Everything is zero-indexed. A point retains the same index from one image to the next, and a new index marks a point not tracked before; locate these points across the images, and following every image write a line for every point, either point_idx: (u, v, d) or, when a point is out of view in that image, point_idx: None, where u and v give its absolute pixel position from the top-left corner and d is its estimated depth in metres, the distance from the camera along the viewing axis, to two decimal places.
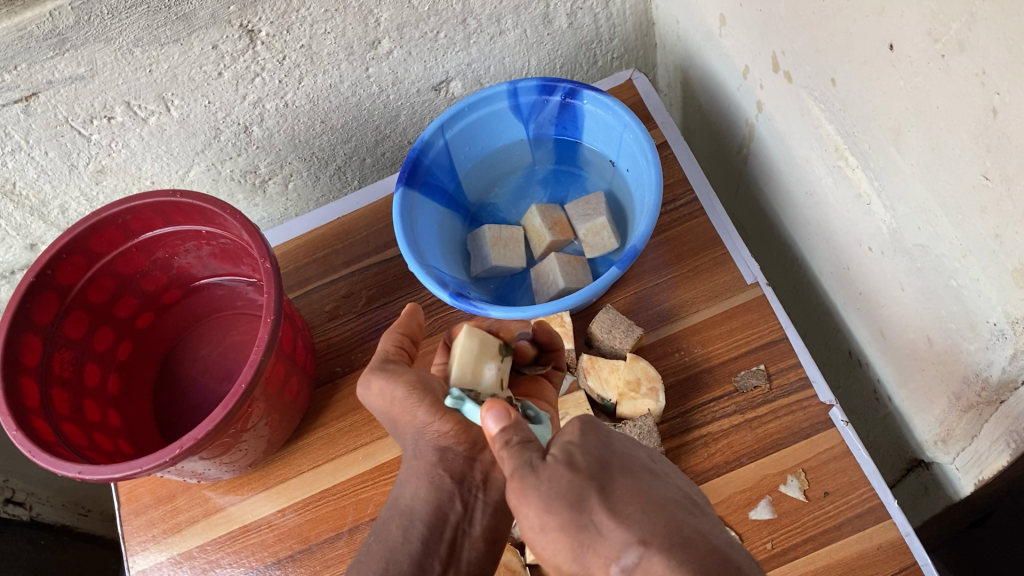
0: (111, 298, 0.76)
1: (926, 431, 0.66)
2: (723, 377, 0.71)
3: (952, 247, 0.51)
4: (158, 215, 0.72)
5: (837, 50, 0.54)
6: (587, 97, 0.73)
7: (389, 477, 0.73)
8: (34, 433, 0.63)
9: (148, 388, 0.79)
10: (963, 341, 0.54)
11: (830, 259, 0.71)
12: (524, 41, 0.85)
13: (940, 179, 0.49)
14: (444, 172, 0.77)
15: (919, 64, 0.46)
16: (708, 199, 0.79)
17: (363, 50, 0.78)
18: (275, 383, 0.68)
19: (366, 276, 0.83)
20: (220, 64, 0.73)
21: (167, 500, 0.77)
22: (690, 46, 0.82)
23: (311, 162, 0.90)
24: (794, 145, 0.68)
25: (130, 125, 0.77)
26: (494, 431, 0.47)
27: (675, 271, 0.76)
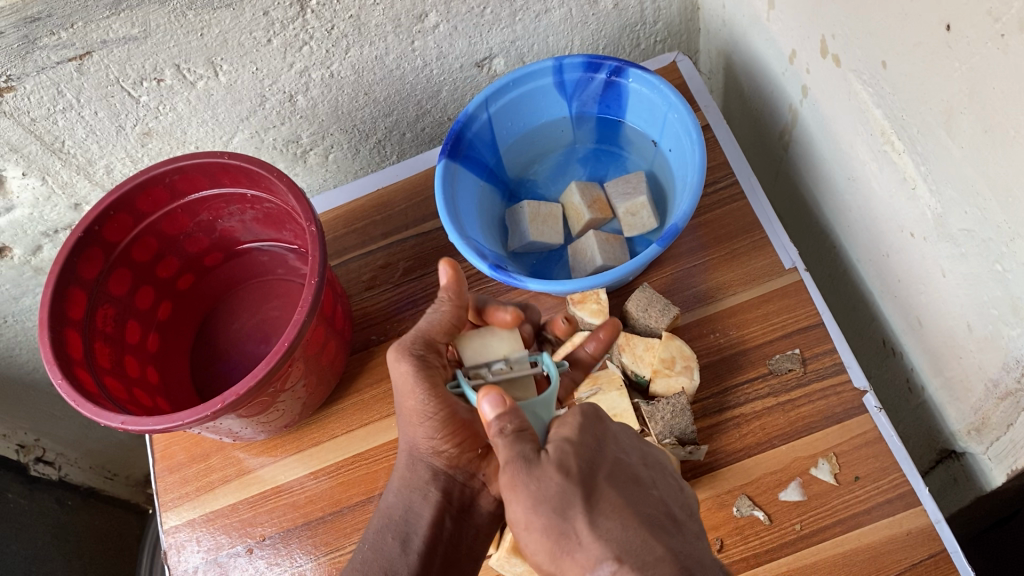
0: (154, 258, 0.77)
1: (959, 421, 0.66)
2: (758, 359, 0.71)
3: (999, 232, 0.51)
4: (204, 177, 0.73)
5: (890, 33, 0.55)
6: (632, 75, 0.73)
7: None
8: (78, 383, 0.65)
9: (185, 350, 0.80)
10: (1005, 326, 0.54)
11: (870, 246, 0.71)
12: (569, 21, 0.85)
13: (992, 162, 0.49)
14: (486, 147, 0.78)
15: (977, 44, 0.46)
16: (749, 183, 0.79)
17: (410, 23, 0.79)
18: (315, 345, 0.69)
19: (403, 249, 0.84)
20: (270, 31, 0.75)
21: (201, 460, 0.78)
22: (737, 30, 0.82)
23: (353, 134, 0.91)
24: (839, 130, 0.68)
25: (178, 88, 0.78)
26: (490, 415, 0.50)
27: (712, 253, 0.76)
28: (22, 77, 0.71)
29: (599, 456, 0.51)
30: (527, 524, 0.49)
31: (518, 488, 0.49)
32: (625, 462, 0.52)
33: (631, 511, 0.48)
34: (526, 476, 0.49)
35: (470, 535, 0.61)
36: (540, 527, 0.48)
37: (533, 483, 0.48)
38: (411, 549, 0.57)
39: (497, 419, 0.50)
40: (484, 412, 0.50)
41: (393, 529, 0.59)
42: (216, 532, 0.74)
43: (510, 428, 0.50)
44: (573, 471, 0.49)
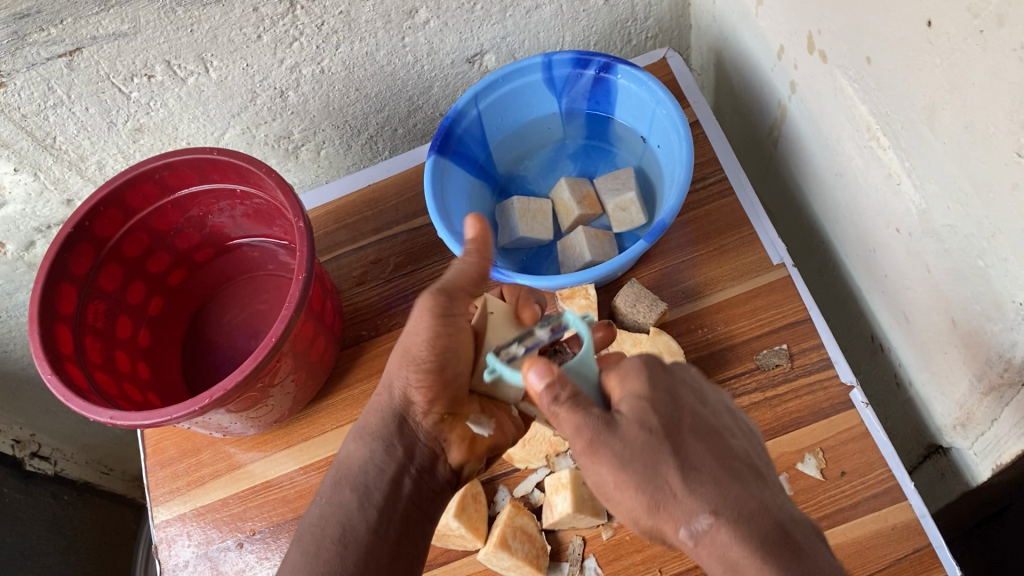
0: (144, 254, 0.77)
1: (945, 416, 0.66)
2: (745, 354, 0.71)
3: (981, 227, 0.51)
4: (194, 173, 0.73)
5: (874, 30, 0.55)
6: (621, 71, 0.73)
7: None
8: (68, 378, 0.65)
9: (177, 345, 0.81)
10: (988, 322, 0.54)
11: (857, 241, 0.71)
12: (560, 17, 0.85)
13: (973, 158, 0.49)
14: (476, 143, 0.78)
15: (956, 41, 0.46)
16: (738, 178, 0.79)
17: (400, 19, 0.79)
18: (304, 340, 0.69)
19: (394, 244, 0.84)
20: (260, 27, 0.75)
21: (191, 454, 0.78)
22: (726, 26, 0.82)
23: (344, 130, 0.91)
24: (827, 126, 0.68)
25: (169, 85, 0.78)
26: (538, 386, 0.48)
27: (701, 249, 0.77)
28: (12, 74, 0.71)
29: (676, 407, 0.50)
30: (617, 483, 0.48)
31: (599, 451, 0.48)
32: (700, 413, 0.51)
33: (717, 464, 0.47)
34: (607, 437, 0.47)
35: (427, 497, 0.59)
36: (628, 488, 0.47)
37: (616, 443, 0.47)
38: (370, 503, 0.56)
39: (548, 389, 0.48)
40: (530, 382, 0.48)
41: (350, 481, 0.58)
42: (206, 526, 0.74)
43: (564, 395, 0.48)
44: (655, 426, 0.48)
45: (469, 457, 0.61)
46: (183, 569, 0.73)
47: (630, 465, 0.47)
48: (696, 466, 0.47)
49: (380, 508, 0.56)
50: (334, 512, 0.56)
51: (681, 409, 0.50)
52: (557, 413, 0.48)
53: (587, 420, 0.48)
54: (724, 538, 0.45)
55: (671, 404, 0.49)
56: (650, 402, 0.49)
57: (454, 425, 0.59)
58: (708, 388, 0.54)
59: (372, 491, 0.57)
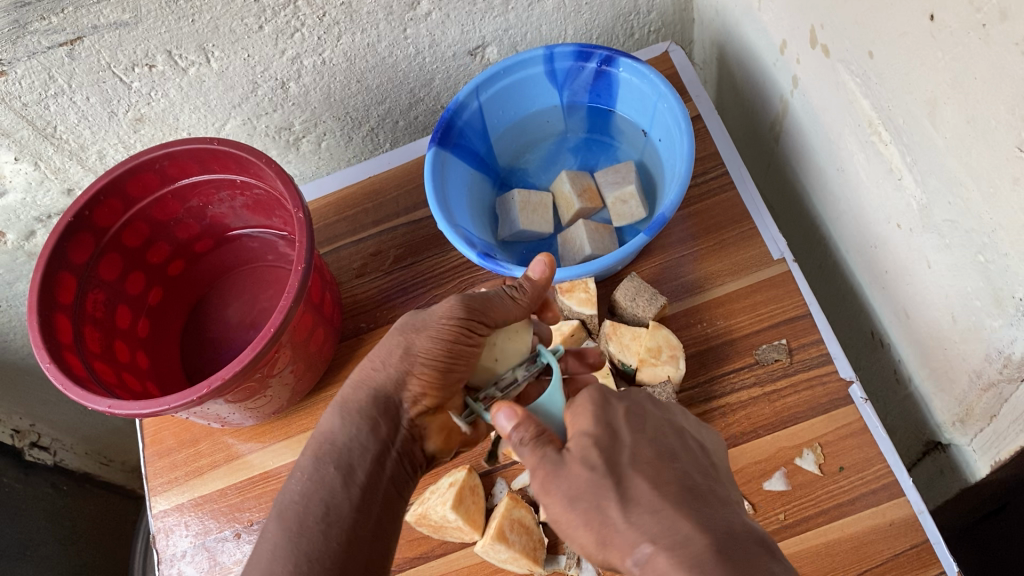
0: (144, 244, 0.77)
1: (944, 412, 0.66)
2: (745, 349, 0.71)
3: (981, 222, 0.51)
4: (194, 163, 0.73)
5: (876, 23, 0.54)
6: (623, 65, 0.73)
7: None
8: (67, 367, 0.65)
9: (176, 336, 0.81)
10: (987, 317, 0.54)
11: (858, 237, 0.71)
12: (562, 10, 0.85)
13: (974, 153, 0.49)
14: (477, 135, 0.78)
15: (959, 34, 0.46)
16: (740, 173, 0.79)
17: (402, 11, 0.79)
18: (303, 331, 0.69)
19: (395, 236, 0.83)
20: (261, 17, 0.75)
21: (190, 445, 0.78)
22: (729, 20, 0.82)
23: (345, 122, 0.91)
24: (829, 121, 0.68)
25: (170, 74, 0.78)
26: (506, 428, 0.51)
27: (701, 244, 0.76)
28: (13, 62, 0.71)
29: (615, 437, 0.51)
30: (569, 521, 0.49)
31: (552, 490, 0.49)
32: (647, 441, 0.51)
33: (661, 488, 0.47)
34: (555, 477, 0.49)
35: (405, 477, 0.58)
36: (579, 524, 0.48)
37: (563, 482, 0.49)
38: (353, 482, 0.53)
39: (517, 430, 0.51)
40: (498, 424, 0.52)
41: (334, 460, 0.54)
42: (204, 517, 0.74)
43: (529, 437, 0.51)
44: (597, 462, 0.49)
45: (444, 447, 0.61)
46: (180, 559, 0.73)
47: (577, 499, 0.48)
48: (639, 495, 0.46)
49: (364, 489, 0.53)
50: (313, 486, 0.53)
51: (624, 439, 0.50)
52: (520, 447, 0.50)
53: (542, 457, 0.50)
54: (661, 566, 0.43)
55: (611, 438, 0.50)
56: (592, 439, 0.50)
57: (435, 416, 0.59)
58: (657, 410, 0.54)
59: (355, 470, 0.54)
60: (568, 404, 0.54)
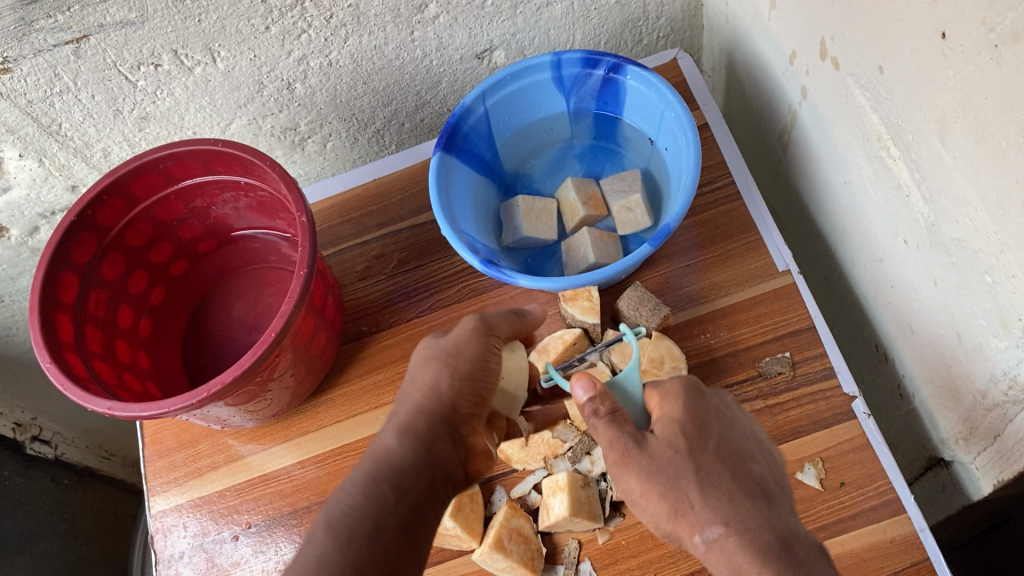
0: (147, 243, 0.77)
1: (948, 429, 0.66)
2: (748, 361, 0.71)
3: (989, 242, 0.50)
4: (199, 164, 0.72)
5: (887, 39, 0.54)
6: (631, 72, 0.73)
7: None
8: (67, 367, 0.65)
9: (177, 336, 0.81)
10: (994, 338, 0.53)
11: (864, 251, 0.71)
12: (570, 14, 0.85)
13: (983, 173, 0.48)
14: (483, 140, 0.77)
15: (971, 54, 0.46)
16: (746, 183, 0.78)
17: (410, 13, 0.79)
18: (304, 335, 0.69)
19: (398, 240, 0.83)
20: (268, 18, 0.74)
21: (189, 445, 0.78)
22: (739, 29, 0.81)
23: (351, 123, 0.91)
24: (837, 134, 0.67)
25: (176, 74, 0.78)
26: (583, 398, 0.55)
27: (706, 254, 0.76)
28: (18, 59, 0.70)
29: (707, 429, 0.55)
30: (643, 492, 0.54)
31: (630, 464, 0.54)
32: (730, 437, 0.56)
33: (735, 484, 0.53)
34: (637, 454, 0.54)
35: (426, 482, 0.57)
36: (652, 496, 0.54)
37: (644, 459, 0.54)
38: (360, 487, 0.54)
39: (590, 402, 0.55)
40: (575, 394, 0.55)
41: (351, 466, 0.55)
42: (203, 518, 0.74)
43: (603, 409, 0.55)
44: (682, 447, 0.54)
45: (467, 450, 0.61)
46: (178, 560, 0.73)
47: (651, 479, 0.53)
48: (714, 483, 0.53)
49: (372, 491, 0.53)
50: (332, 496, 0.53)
51: (710, 432, 0.55)
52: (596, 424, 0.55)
53: (619, 436, 0.54)
54: (731, 546, 0.51)
55: (700, 427, 0.55)
56: (680, 425, 0.55)
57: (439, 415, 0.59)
58: (739, 414, 0.59)
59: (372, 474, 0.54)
60: (649, 390, 0.58)
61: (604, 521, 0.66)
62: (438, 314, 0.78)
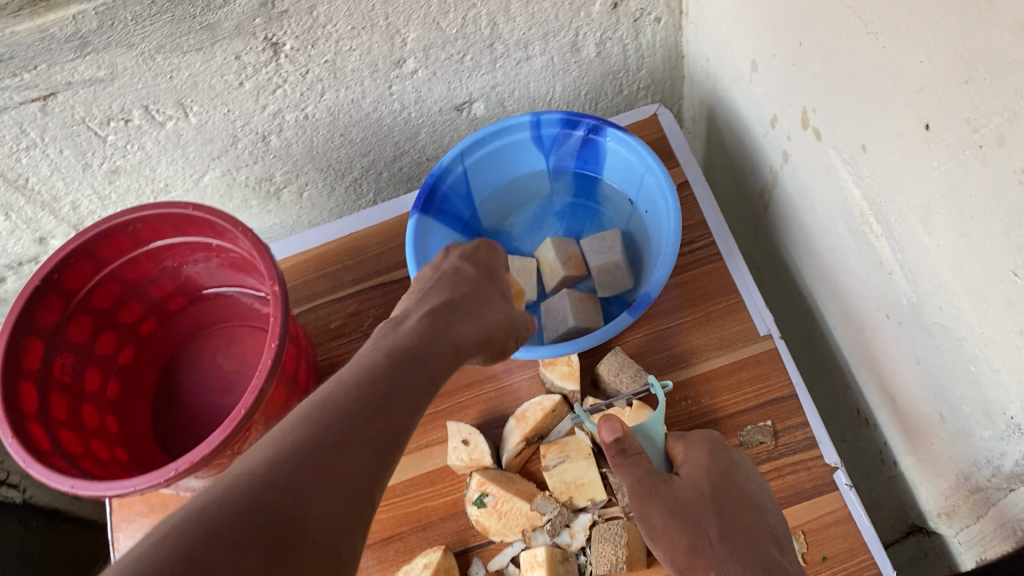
0: (116, 304, 0.75)
1: (930, 501, 0.65)
2: (729, 430, 0.70)
3: (973, 332, 0.49)
4: (169, 226, 0.71)
5: (871, 120, 0.53)
6: (610, 134, 0.72)
7: (407, 501, 0.71)
8: (30, 441, 0.63)
9: (147, 397, 0.78)
10: (976, 425, 0.53)
11: (846, 317, 0.70)
12: (550, 68, 0.84)
13: (967, 265, 0.48)
14: (461, 199, 0.76)
15: (955, 149, 0.45)
16: (727, 244, 0.78)
17: (387, 69, 0.77)
18: (276, 405, 0.67)
19: (375, 296, 0.82)
20: (242, 74, 0.73)
21: (159, 510, 0.76)
22: (719, 85, 0.80)
23: (327, 173, 0.90)
24: (818, 202, 0.67)
25: (147, 129, 0.76)
26: (607, 439, 0.64)
27: (686, 316, 0.75)
28: None
29: (727, 478, 0.63)
30: (665, 531, 0.62)
31: (655, 501, 0.63)
32: (748, 489, 0.63)
33: (745, 530, 0.60)
34: (662, 492, 0.63)
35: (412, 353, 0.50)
36: (673, 533, 0.62)
37: (666, 496, 0.63)
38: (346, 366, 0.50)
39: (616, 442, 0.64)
40: (601, 434, 0.64)
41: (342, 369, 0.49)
42: None
43: (629, 451, 0.64)
44: (702, 490, 0.63)
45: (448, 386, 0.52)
46: None
47: (672, 517, 0.62)
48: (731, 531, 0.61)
49: None
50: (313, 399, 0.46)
51: (731, 481, 0.63)
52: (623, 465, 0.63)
53: (647, 476, 0.63)
54: None
55: (722, 475, 0.63)
56: (702, 472, 0.63)
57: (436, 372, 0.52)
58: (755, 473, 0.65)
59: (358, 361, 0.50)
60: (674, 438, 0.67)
61: None
62: None
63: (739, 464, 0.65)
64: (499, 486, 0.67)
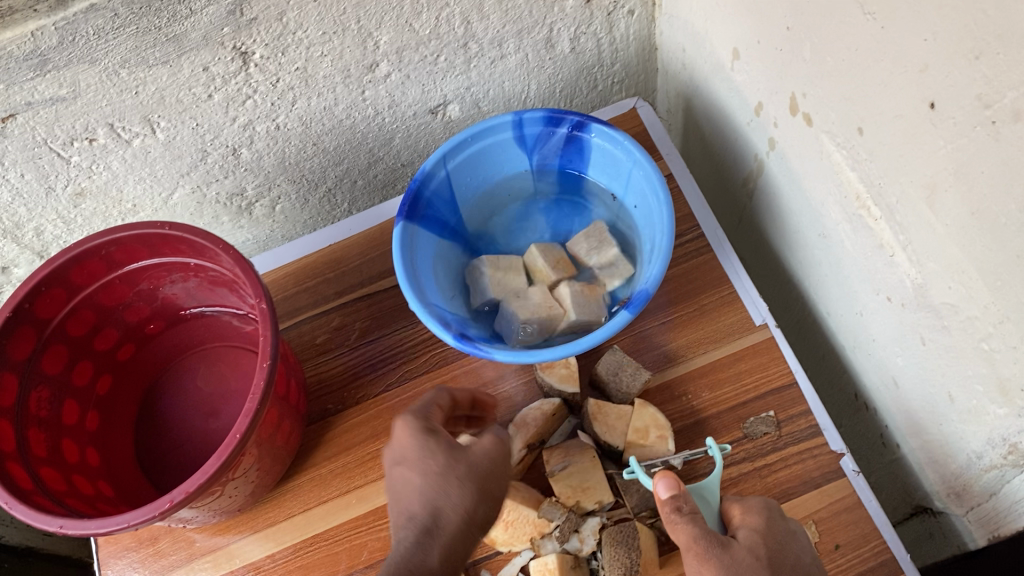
0: (92, 331, 0.72)
1: (938, 482, 0.65)
2: (731, 423, 0.69)
3: (986, 310, 0.49)
4: (144, 247, 0.68)
5: (867, 102, 0.53)
6: (595, 130, 0.71)
7: None
8: (10, 482, 0.59)
9: (128, 427, 0.75)
10: (990, 404, 0.52)
11: (841, 302, 0.70)
12: (525, 66, 0.82)
13: (978, 242, 0.47)
14: (445, 204, 0.74)
15: (964, 127, 0.45)
16: (716, 235, 0.77)
17: (360, 73, 0.75)
18: (268, 428, 0.65)
19: (360, 308, 0.80)
20: (211, 86, 0.70)
21: (149, 543, 0.72)
22: (697, 75, 0.80)
23: (300, 184, 0.87)
24: (809, 188, 0.66)
25: (113, 147, 0.73)
26: (663, 494, 0.57)
27: (680, 311, 0.74)
28: None
29: (785, 547, 0.56)
30: None
31: (709, 560, 0.54)
32: (803, 559, 0.56)
33: None
34: (719, 553, 0.54)
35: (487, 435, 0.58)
36: None
37: (726, 557, 0.54)
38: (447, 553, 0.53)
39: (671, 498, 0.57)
40: (658, 490, 0.57)
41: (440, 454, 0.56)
42: None
43: (685, 507, 0.56)
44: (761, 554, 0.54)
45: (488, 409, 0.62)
46: None
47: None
48: None
49: None
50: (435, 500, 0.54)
51: (787, 551, 0.56)
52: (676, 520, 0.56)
53: (702, 533, 0.55)
54: None
55: (780, 545, 0.56)
56: (760, 535, 0.56)
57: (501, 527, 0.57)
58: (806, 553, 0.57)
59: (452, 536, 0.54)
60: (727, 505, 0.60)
61: None
62: (407, 390, 0.75)
63: (795, 538, 0.58)
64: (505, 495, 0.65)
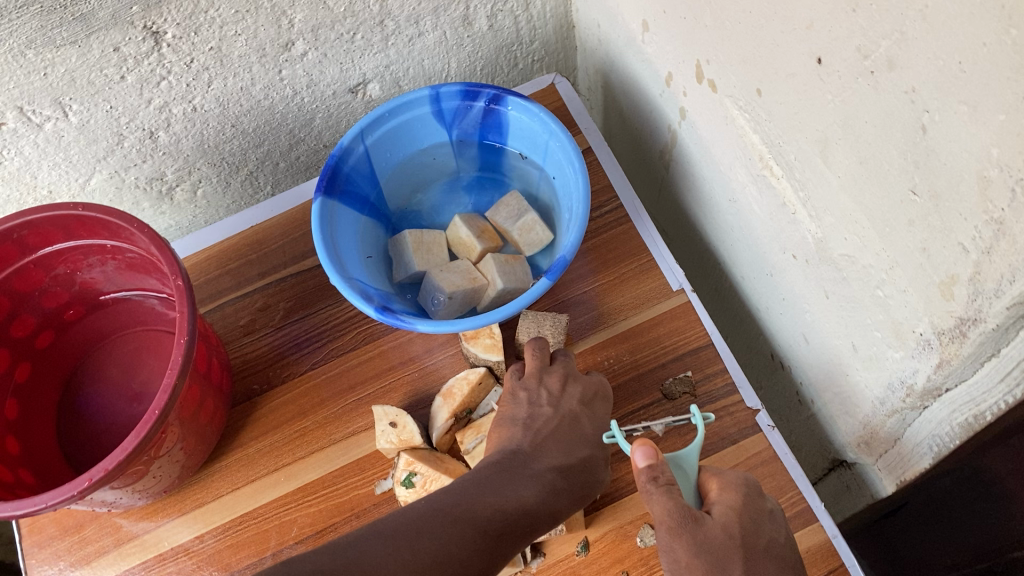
0: (7, 318, 0.71)
1: (848, 433, 0.67)
2: (651, 384, 0.71)
3: (878, 258, 0.51)
4: (58, 230, 0.67)
5: (763, 63, 0.55)
6: (511, 103, 0.72)
7: (337, 492, 0.70)
8: None
9: (50, 414, 0.74)
10: (889, 349, 0.55)
11: (752, 264, 0.72)
12: (443, 43, 0.83)
13: (867, 191, 0.49)
14: (365, 180, 0.74)
15: (848, 79, 0.46)
16: (634, 205, 0.79)
17: (276, 52, 0.75)
18: (191, 406, 0.65)
19: (283, 288, 0.80)
20: (123, 67, 0.69)
21: (73, 531, 0.71)
22: (612, 50, 0.81)
23: (221, 167, 0.87)
24: (717, 154, 0.68)
25: (24, 131, 0.72)
26: (640, 463, 0.56)
27: (600, 279, 0.76)
28: None
29: (757, 528, 0.56)
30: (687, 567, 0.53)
31: (682, 536, 0.53)
32: (776, 539, 0.57)
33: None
34: (694, 528, 0.54)
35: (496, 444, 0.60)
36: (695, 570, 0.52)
37: (700, 534, 0.53)
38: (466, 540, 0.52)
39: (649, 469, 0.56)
40: (635, 459, 0.57)
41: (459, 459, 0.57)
42: None
43: (661, 479, 0.55)
44: (735, 533, 0.54)
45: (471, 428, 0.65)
46: None
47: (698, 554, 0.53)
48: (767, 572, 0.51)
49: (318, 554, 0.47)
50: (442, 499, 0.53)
51: (760, 533, 0.56)
52: (652, 492, 0.55)
53: (677, 508, 0.54)
54: None
55: (753, 525, 0.56)
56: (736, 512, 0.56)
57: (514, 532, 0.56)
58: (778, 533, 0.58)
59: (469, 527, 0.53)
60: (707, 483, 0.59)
61: (523, 563, 0.65)
62: (332, 369, 0.75)
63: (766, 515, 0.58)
64: (428, 465, 0.66)
